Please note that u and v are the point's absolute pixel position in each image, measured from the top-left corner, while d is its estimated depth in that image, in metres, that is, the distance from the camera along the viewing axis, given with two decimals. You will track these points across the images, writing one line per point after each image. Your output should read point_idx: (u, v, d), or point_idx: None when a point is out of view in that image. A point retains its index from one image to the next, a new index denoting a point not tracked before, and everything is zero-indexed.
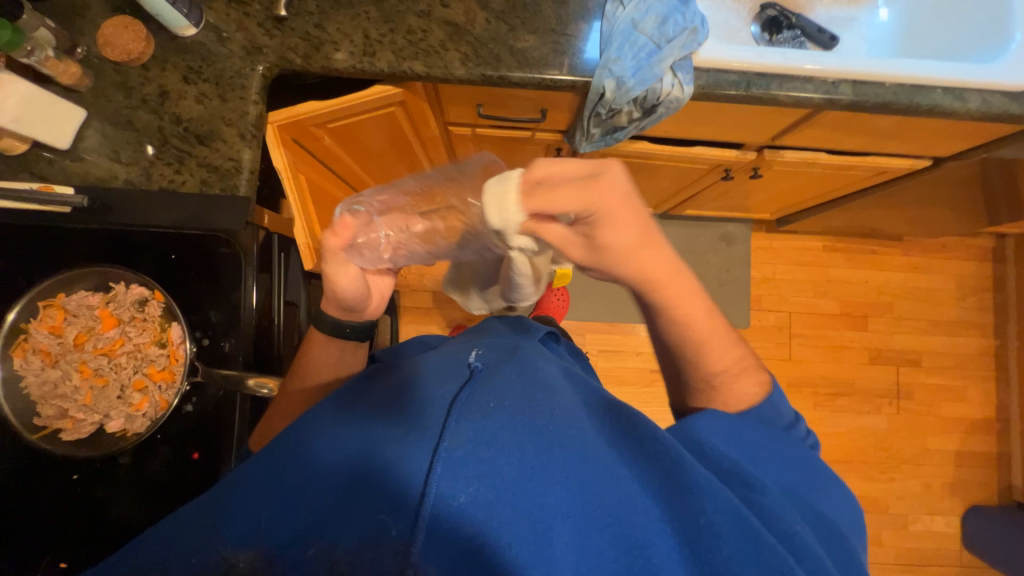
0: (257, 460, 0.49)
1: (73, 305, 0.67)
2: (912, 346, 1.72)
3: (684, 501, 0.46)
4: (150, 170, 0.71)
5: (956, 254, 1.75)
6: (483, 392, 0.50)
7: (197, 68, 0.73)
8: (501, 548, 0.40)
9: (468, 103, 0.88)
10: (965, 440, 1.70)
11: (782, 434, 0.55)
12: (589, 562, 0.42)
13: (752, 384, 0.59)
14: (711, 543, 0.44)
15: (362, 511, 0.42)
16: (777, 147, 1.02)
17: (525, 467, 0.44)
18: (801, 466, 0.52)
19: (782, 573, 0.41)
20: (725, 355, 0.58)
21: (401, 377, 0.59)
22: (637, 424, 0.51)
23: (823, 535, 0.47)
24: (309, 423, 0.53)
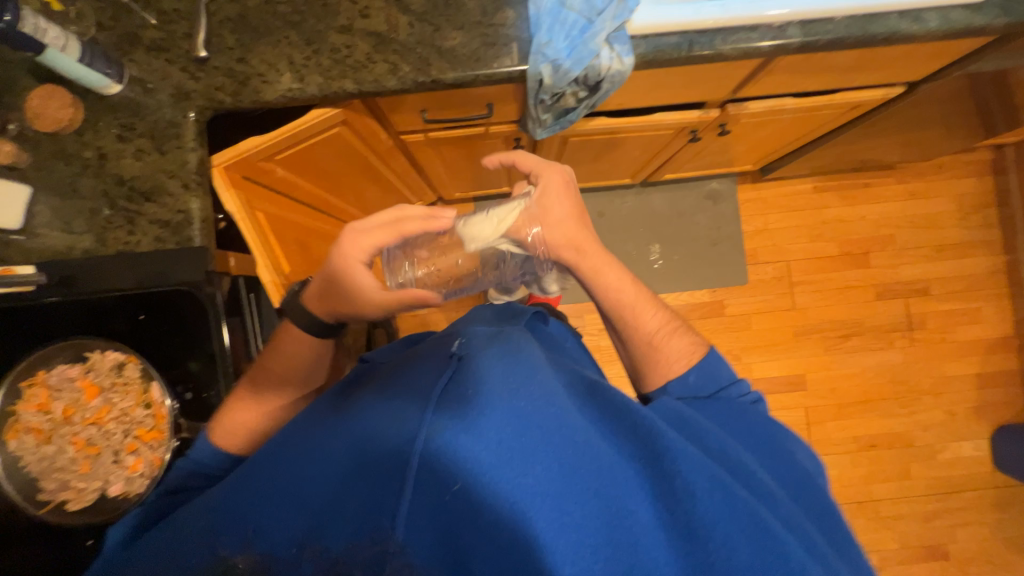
0: (248, 473, 0.51)
1: (55, 381, 0.68)
2: (918, 275, 1.67)
3: (662, 468, 0.47)
4: (104, 235, 0.72)
5: (955, 173, 1.68)
6: (459, 378, 0.50)
7: (130, 124, 0.72)
8: (482, 529, 0.42)
9: (413, 109, 0.86)
10: (985, 362, 1.66)
11: (733, 401, 0.61)
12: (569, 536, 0.41)
13: (687, 342, 0.68)
14: (689, 505, 0.45)
15: (352, 506, 0.44)
16: (740, 99, 0.97)
17: (501, 449, 0.44)
18: (759, 427, 0.58)
19: (758, 526, 0.44)
20: (655, 317, 0.69)
21: (386, 373, 0.60)
22: (614, 400, 0.52)
23: (790, 487, 0.52)
24: (300, 431, 0.54)
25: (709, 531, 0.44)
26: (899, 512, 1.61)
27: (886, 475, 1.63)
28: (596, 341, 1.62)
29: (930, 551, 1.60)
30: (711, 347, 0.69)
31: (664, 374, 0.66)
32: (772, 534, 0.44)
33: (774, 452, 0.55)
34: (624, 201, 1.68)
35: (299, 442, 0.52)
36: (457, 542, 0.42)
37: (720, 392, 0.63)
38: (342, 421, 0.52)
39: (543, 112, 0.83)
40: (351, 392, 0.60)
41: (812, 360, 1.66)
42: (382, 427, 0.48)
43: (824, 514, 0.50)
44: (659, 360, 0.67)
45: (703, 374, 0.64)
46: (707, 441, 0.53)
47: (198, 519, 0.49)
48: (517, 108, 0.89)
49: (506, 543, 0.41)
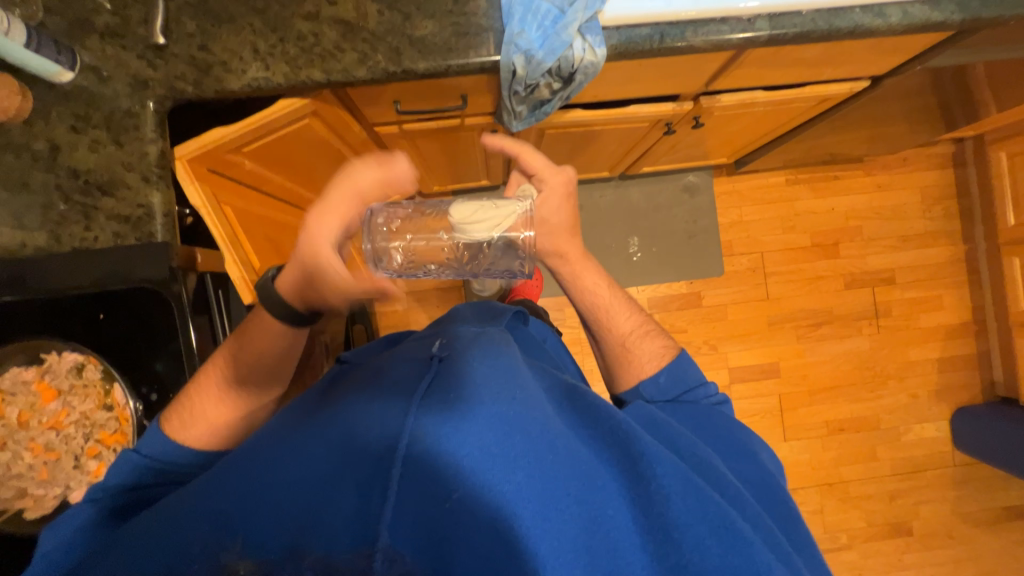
0: (214, 474, 0.49)
1: (9, 384, 0.65)
2: (884, 265, 1.73)
3: (638, 472, 0.48)
4: (59, 231, 0.68)
5: (918, 166, 1.75)
6: (444, 384, 0.50)
7: (84, 114, 0.69)
8: (468, 533, 0.42)
9: (385, 100, 0.84)
10: (946, 346, 1.74)
11: (703, 405, 0.64)
12: (552, 539, 0.42)
13: (659, 346, 0.70)
14: (663, 507, 0.47)
15: (334, 510, 0.43)
16: (713, 92, 0.99)
17: (489, 454, 0.45)
18: (731, 432, 0.60)
19: (726, 526, 0.46)
20: (629, 319, 0.71)
21: (364, 374, 0.59)
22: (593, 406, 0.54)
23: (756, 488, 0.55)
24: (272, 432, 0.52)
25: (680, 531, 0.46)
26: (867, 493, 1.68)
27: (854, 457, 1.70)
28: (577, 334, 1.63)
29: (895, 528, 1.68)
30: (683, 350, 0.69)
31: (635, 375, 0.68)
32: (739, 535, 0.46)
33: (743, 457, 0.57)
34: (602, 194, 1.69)
35: (273, 442, 0.50)
36: (443, 546, 0.42)
37: (689, 392, 0.65)
38: (322, 421, 0.50)
39: (517, 104, 0.83)
40: (331, 390, 0.59)
41: (785, 348, 1.71)
42: (367, 429, 0.47)
43: (787, 519, 0.53)
44: (631, 360, 0.69)
45: (673, 375, 0.66)
46: (681, 445, 0.54)
47: (159, 524, 0.46)
48: (492, 100, 0.89)
49: (491, 546, 0.42)
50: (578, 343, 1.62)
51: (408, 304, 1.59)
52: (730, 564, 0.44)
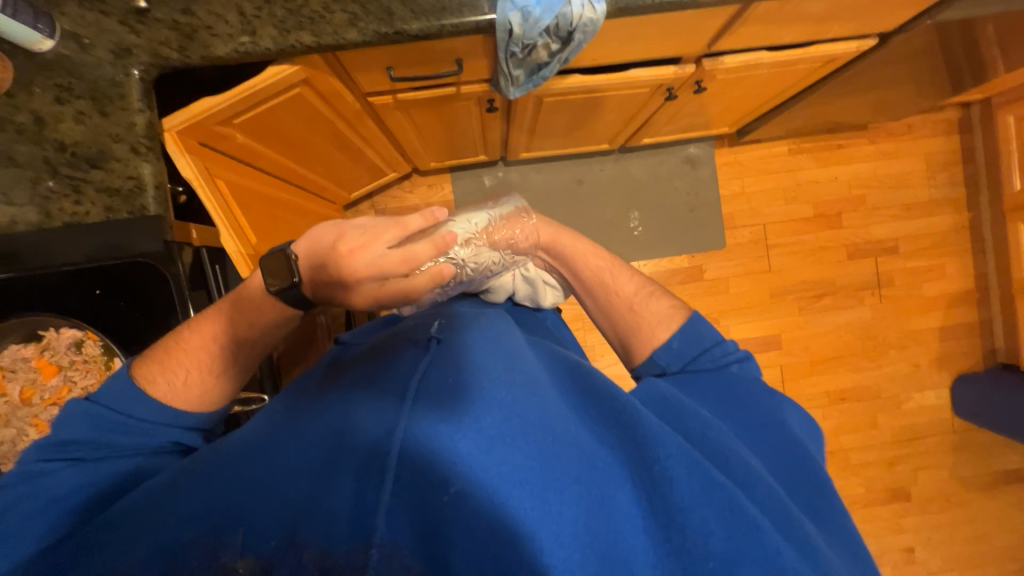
0: (217, 457, 0.49)
1: (9, 361, 0.65)
2: (888, 234, 1.72)
3: (639, 453, 0.48)
4: (48, 206, 0.67)
5: (924, 132, 1.71)
6: (443, 369, 0.50)
7: (66, 84, 0.67)
8: (462, 520, 0.41)
9: (378, 67, 0.82)
10: (948, 315, 1.73)
11: (722, 372, 0.61)
12: (550, 522, 0.42)
13: (667, 306, 0.69)
14: (666, 488, 0.46)
15: (330, 498, 0.43)
16: (716, 53, 0.96)
17: (485, 442, 0.44)
18: (750, 398, 0.57)
19: (734, 507, 0.44)
20: (632, 281, 0.70)
21: (365, 355, 0.58)
22: (594, 385, 0.53)
23: (777, 458, 0.53)
24: (277, 414, 0.53)
25: (684, 514, 0.45)
26: (867, 460, 1.71)
27: (855, 425, 1.71)
28: (578, 310, 1.63)
29: (894, 494, 1.70)
30: (692, 309, 0.68)
31: (649, 338, 0.66)
32: (749, 516, 0.44)
33: (766, 426, 0.55)
34: (602, 167, 1.66)
35: (277, 427, 0.51)
36: (438, 535, 0.41)
37: (703, 354, 0.63)
38: (325, 408, 0.51)
39: (514, 68, 0.81)
40: (333, 372, 0.58)
41: (787, 320, 1.70)
42: (365, 417, 0.48)
43: (814, 488, 0.51)
44: (642, 323, 0.67)
45: (685, 336, 0.64)
46: (692, 421, 0.52)
47: (159, 509, 0.46)
48: (488, 64, 0.86)
49: (485, 532, 0.41)
50: (579, 318, 1.62)
51: None
52: (740, 546, 0.43)
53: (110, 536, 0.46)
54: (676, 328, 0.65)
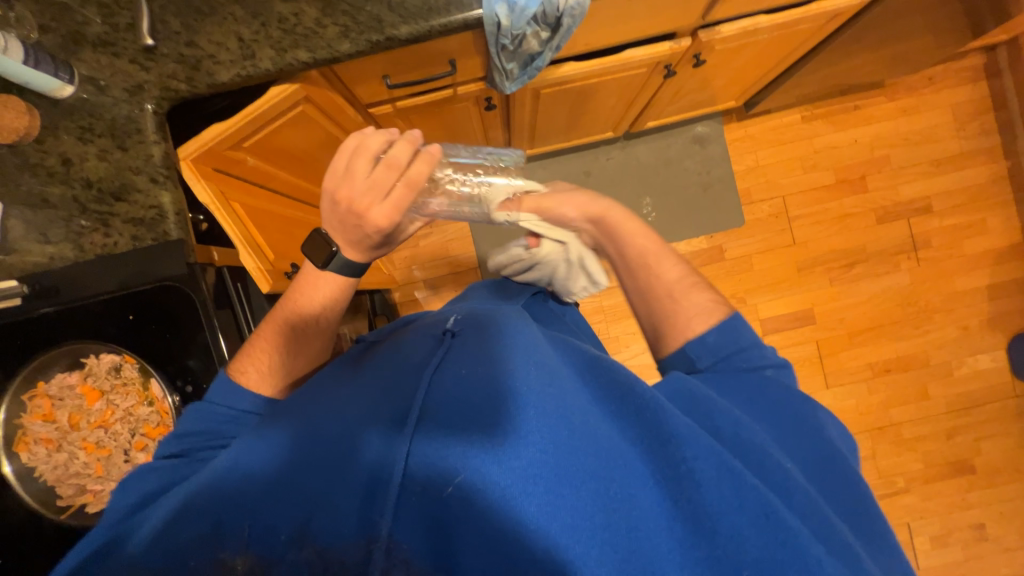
0: (238, 460, 0.49)
1: (55, 389, 0.69)
2: (918, 193, 1.63)
3: (665, 452, 0.45)
4: (81, 241, 0.71)
5: (947, 83, 1.63)
6: (457, 366, 0.49)
7: (89, 125, 0.71)
8: (476, 518, 0.41)
9: (375, 77, 0.84)
10: (995, 272, 1.63)
11: (759, 376, 0.57)
12: (564, 519, 0.41)
13: (707, 300, 0.65)
14: (694, 490, 0.44)
15: (342, 502, 0.44)
16: (711, 24, 0.94)
17: (497, 439, 0.43)
18: (786, 410, 0.54)
19: (768, 513, 0.43)
20: (675, 268, 0.67)
21: (380, 354, 0.58)
22: (618, 380, 0.51)
23: (811, 466, 0.50)
24: (290, 412, 0.53)
25: (714, 519, 0.43)
26: (921, 433, 1.61)
27: (904, 397, 1.62)
28: (598, 302, 1.61)
29: (955, 467, 1.60)
30: (735, 311, 0.63)
31: (681, 330, 0.63)
32: (783, 522, 0.42)
33: (803, 431, 0.52)
34: (609, 156, 1.64)
35: (291, 427, 0.50)
36: (451, 532, 0.42)
37: (740, 353, 0.60)
38: (336, 408, 0.50)
39: (507, 61, 0.81)
40: (349, 370, 0.57)
41: (818, 293, 1.63)
42: (374, 419, 0.48)
43: (844, 494, 0.49)
44: (676, 315, 0.64)
45: (722, 334, 0.60)
46: (722, 424, 0.50)
47: (189, 509, 0.47)
48: (481, 62, 0.87)
49: (500, 530, 0.41)
50: (600, 311, 1.60)
51: (427, 291, 1.60)
52: (772, 553, 0.42)
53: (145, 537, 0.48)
54: (715, 323, 0.62)
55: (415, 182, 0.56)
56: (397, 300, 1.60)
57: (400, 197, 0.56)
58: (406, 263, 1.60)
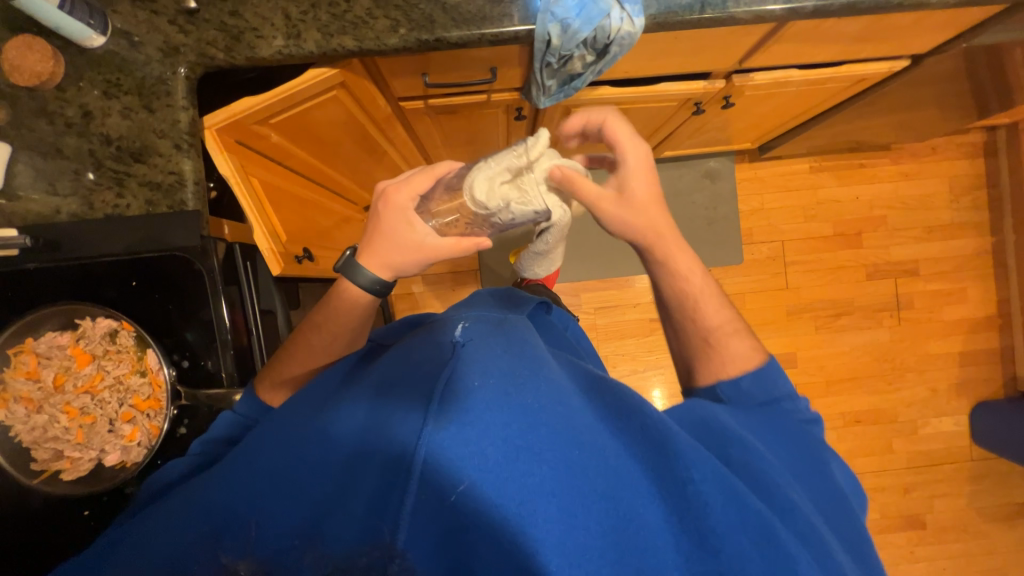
0: (257, 458, 0.49)
1: (44, 348, 0.66)
2: (908, 256, 1.70)
3: (672, 474, 0.45)
4: (91, 197, 0.68)
5: (947, 155, 1.70)
6: (467, 369, 0.45)
7: (115, 80, 0.68)
8: (491, 529, 0.40)
9: (413, 72, 0.83)
10: (968, 340, 1.70)
11: (784, 415, 0.59)
12: (575, 538, 0.40)
13: (746, 347, 0.64)
14: (700, 511, 0.44)
15: (360, 505, 0.43)
16: (746, 70, 0.96)
17: (509, 451, 0.41)
18: (799, 446, 0.55)
19: (769, 536, 0.43)
20: (716, 312, 0.65)
21: (389, 355, 0.57)
22: (625, 400, 0.49)
23: (816, 491, 0.51)
24: (305, 415, 0.53)
25: (717, 537, 0.43)
26: (881, 485, 1.67)
27: (870, 449, 1.68)
28: (592, 320, 1.63)
29: (908, 521, 1.67)
30: (771, 357, 0.63)
31: (714, 376, 0.63)
32: (780, 544, 0.43)
33: (813, 465, 0.55)
34: None
35: (304, 429, 0.50)
36: (465, 539, 0.41)
37: (787, 399, 0.60)
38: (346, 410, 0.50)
39: (548, 78, 0.82)
40: (359, 374, 0.58)
41: (803, 338, 1.69)
42: (384, 420, 0.46)
43: (843, 527, 0.49)
44: (713, 359, 0.64)
45: (761, 379, 0.60)
46: (731, 453, 0.49)
47: (199, 508, 0.47)
48: (521, 74, 0.87)
49: (513, 547, 0.39)
50: (594, 328, 1.62)
51: (423, 287, 1.59)
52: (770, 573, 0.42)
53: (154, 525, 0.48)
54: (757, 367, 0.61)
55: (434, 167, 0.62)
56: (393, 292, 1.58)
57: (423, 182, 0.61)
58: None
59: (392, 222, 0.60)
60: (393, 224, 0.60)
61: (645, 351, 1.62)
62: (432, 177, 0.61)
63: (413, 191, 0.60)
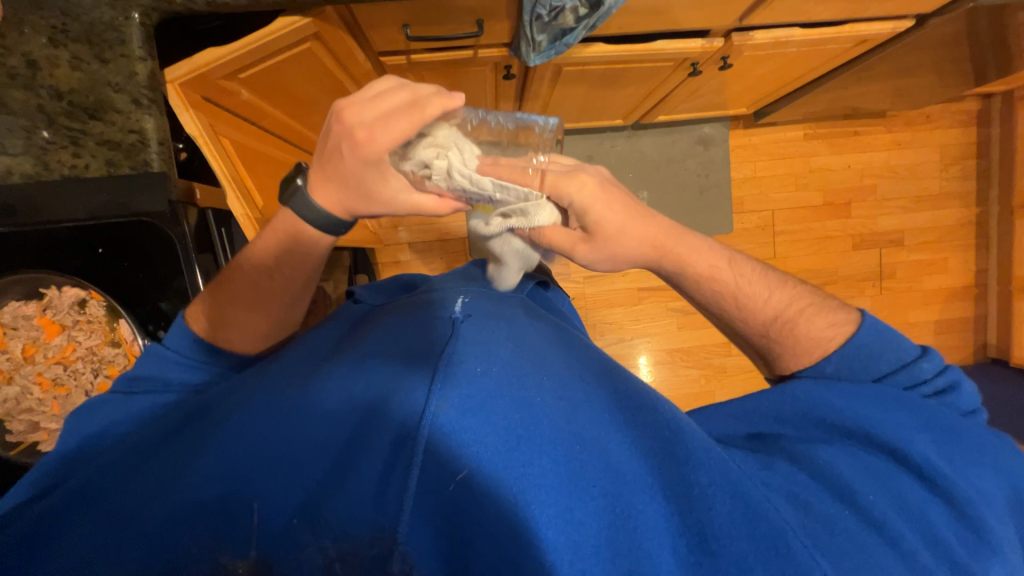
0: (232, 431, 0.44)
1: (9, 318, 0.65)
2: (893, 226, 1.71)
3: (677, 472, 0.43)
4: (44, 157, 0.63)
5: (941, 123, 1.68)
6: (469, 351, 0.44)
7: (61, 25, 0.60)
8: (488, 520, 0.38)
9: (394, 23, 0.77)
10: (945, 309, 1.75)
11: (905, 394, 0.48)
12: (572, 534, 0.38)
13: (824, 321, 0.54)
14: (704, 514, 0.41)
15: (352, 486, 0.39)
16: (747, 28, 0.92)
17: (511, 440, 0.40)
18: (907, 424, 0.46)
19: (776, 545, 0.40)
20: (772, 296, 0.56)
21: (381, 326, 0.54)
22: (636, 396, 0.48)
23: (884, 481, 0.44)
24: (285, 381, 0.49)
25: (718, 540, 0.40)
26: None
27: None
28: (580, 289, 1.62)
29: None
30: (863, 316, 0.53)
31: (796, 363, 0.54)
32: (795, 557, 0.39)
33: (940, 448, 0.45)
34: (614, 143, 1.61)
35: (282, 400, 0.46)
36: (460, 532, 0.38)
37: (902, 369, 0.50)
38: (328, 383, 0.46)
39: (538, 32, 0.77)
40: (343, 345, 0.55)
41: None
42: (381, 393, 0.43)
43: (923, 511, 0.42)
44: (786, 350, 0.55)
45: (851, 360, 0.51)
46: (778, 463, 0.47)
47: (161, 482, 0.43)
48: (510, 27, 0.82)
49: (509, 540, 0.37)
50: (583, 297, 1.62)
51: (410, 255, 1.56)
52: None
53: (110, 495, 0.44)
54: (842, 342, 0.52)
55: (425, 106, 0.43)
56: (378, 260, 1.55)
57: (399, 120, 0.43)
58: (394, 223, 1.54)
59: (355, 165, 0.46)
60: (357, 164, 0.46)
61: (632, 320, 1.64)
62: (415, 118, 0.44)
63: (385, 134, 0.44)
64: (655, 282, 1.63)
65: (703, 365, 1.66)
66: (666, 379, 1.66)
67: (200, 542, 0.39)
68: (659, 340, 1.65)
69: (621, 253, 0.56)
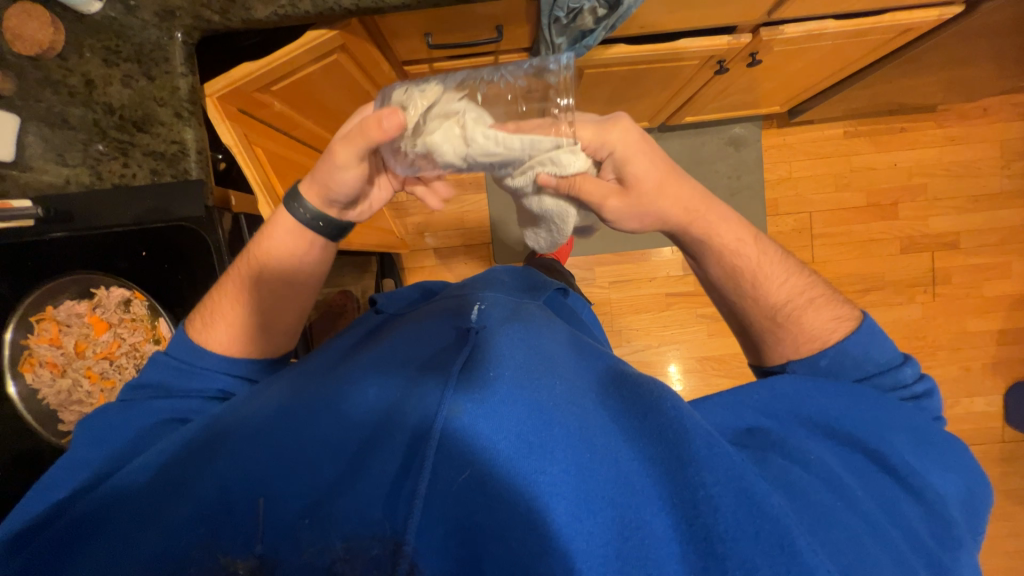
0: (255, 425, 0.47)
1: (63, 315, 0.71)
2: (947, 228, 1.59)
3: (682, 474, 0.40)
4: (98, 168, 0.68)
5: (1001, 116, 1.56)
6: (485, 361, 0.47)
7: (114, 47, 0.66)
8: (499, 524, 0.38)
9: (416, 33, 0.79)
10: (1010, 318, 1.60)
11: (888, 395, 0.48)
12: (584, 540, 0.37)
13: (829, 315, 0.54)
14: (709, 517, 0.38)
15: (363, 489, 0.40)
16: (776, 23, 0.89)
17: (523, 443, 0.40)
18: (892, 425, 0.45)
19: (783, 548, 0.36)
20: (783, 283, 0.56)
21: (402, 334, 0.57)
22: (648, 396, 0.46)
23: (868, 479, 0.43)
24: (310, 384, 0.51)
25: (725, 544, 0.37)
26: None
27: None
28: (605, 295, 1.59)
29: None
30: (865, 318, 0.53)
31: (787, 354, 0.55)
32: (802, 559, 0.36)
33: (914, 447, 0.44)
34: None
35: (307, 400, 0.48)
36: (470, 534, 0.38)
37: (890, 371, 0.51)
38: (353, 387, 0.48)
39: (557, 35, 0.78)
40: (365, 349, 0.57)
41: None
42: (402, 399, 0.45)
43: (904, 518, 0.41)
44: (782, 340, 0.55)
45: (850, 359, 0.50)
46: (771, 455, 0.43)
47: (182, 470, 0.45)
48: (529, 32, 0.83)
49: (518, 544, 0.37)
50: (608, 303, 1.59)
51: (435, 260, 1.58)
52: None
53: (132, 486, 0.46)
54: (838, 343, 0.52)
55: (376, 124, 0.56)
56: (405, 266, 1.58)
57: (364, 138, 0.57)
58: (420, 230, 1.57)
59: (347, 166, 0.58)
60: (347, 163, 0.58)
61: (660, 327, 1.59)
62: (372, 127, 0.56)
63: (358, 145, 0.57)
64: (683, 287, 1.58)
65: (737, 375, 1.59)
66: (696, 388, 1.59)
67: (214, 535, 0.40)
68: (689, 348, 1.59)
69: (655, 208, 0.58)
